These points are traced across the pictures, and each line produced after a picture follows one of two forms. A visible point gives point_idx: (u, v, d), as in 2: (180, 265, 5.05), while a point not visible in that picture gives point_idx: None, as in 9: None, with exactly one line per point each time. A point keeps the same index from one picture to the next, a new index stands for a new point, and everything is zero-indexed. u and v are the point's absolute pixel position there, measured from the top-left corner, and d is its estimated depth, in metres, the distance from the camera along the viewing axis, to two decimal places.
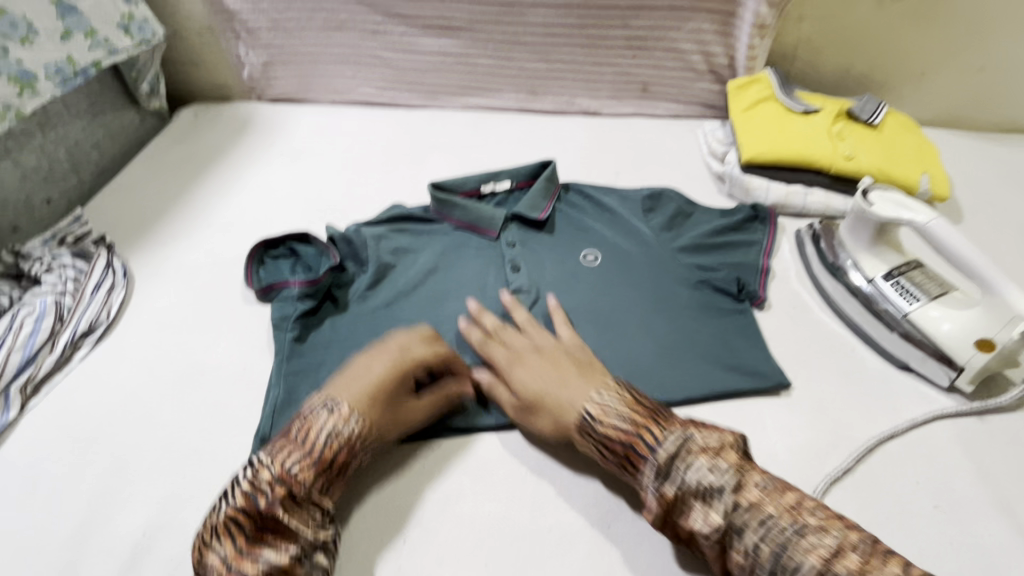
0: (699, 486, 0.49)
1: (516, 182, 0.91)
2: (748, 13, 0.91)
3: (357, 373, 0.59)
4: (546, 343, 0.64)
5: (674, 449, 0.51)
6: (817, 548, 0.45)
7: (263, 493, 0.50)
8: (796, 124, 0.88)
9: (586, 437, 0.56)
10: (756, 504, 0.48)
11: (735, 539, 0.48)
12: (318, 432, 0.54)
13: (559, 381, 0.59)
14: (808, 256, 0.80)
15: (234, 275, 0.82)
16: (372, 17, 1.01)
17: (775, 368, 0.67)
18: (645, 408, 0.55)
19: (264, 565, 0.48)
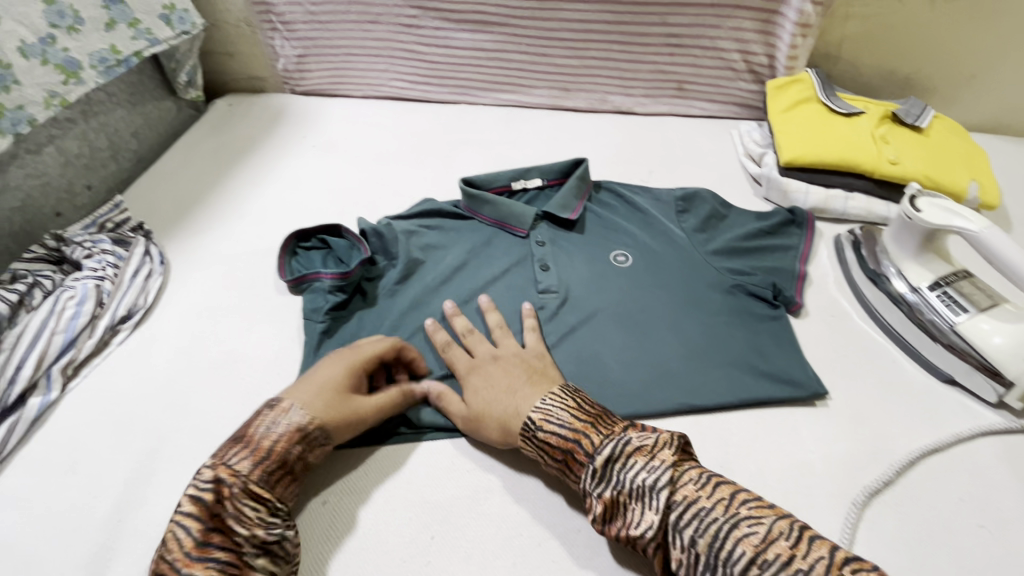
0: (637, 487, 0.50)
1: (547, 180, 0.90)
2: (792, 11, 0.88)
3: (302, 377, 0.61)
4: (501, 351, 0.66)
5: (611, 452, 0.52)
6: (748, 538, 0.45)
7: (212, 492, 0.50)
8: (838, 126, 0.86)
9: (529, 444, 0.57)
10: (690, 498, 0.48)
11: (672, 537, 0.48)
12: (269, 429, 0.55)
13: (507, 390, 0.61)
14: (848, 263, 0.78)
15: (267, 265, 0.83)
16: (407, 10, 1.00)
17: (813, 377, 0.65)
18: (589, 411, 0.56)
19: (214, 565, 0.46)
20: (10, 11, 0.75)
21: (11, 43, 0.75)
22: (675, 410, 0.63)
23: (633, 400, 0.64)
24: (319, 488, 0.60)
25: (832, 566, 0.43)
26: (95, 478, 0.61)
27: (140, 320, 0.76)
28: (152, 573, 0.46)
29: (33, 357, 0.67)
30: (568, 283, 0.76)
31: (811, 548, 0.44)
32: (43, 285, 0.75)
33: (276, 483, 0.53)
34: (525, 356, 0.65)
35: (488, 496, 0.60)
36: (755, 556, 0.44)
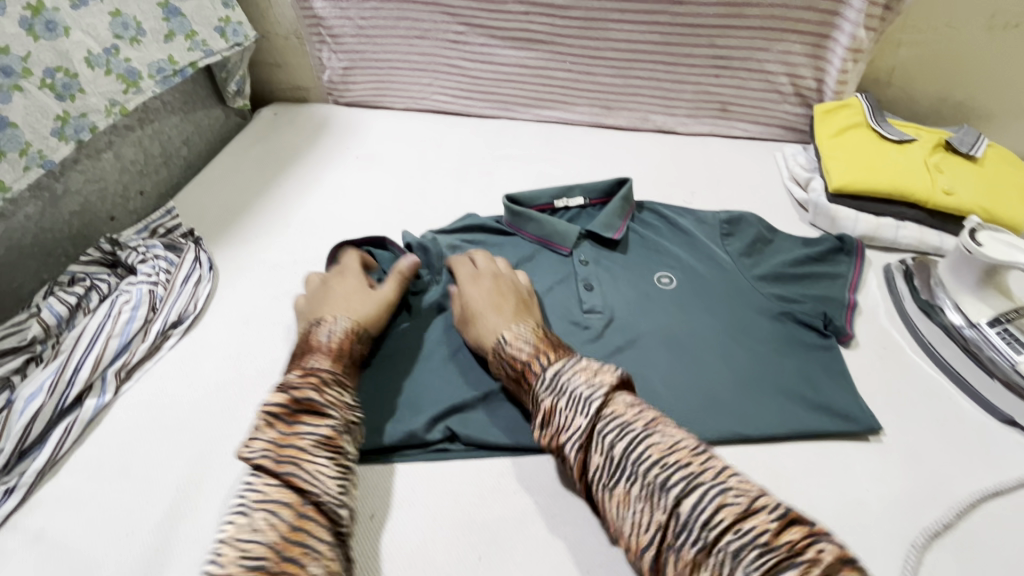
0: (574, 395, 0.53)
1: (589, 199, 0.90)
2: (844, 35, 0.87)
3: (330, 299, 0.70)
4: (502, 274, 0.72)
5: (561, 366, 0.56)
6: (661, 451, 0.48)
7: (292, 386, 0.57)
8: (890, 154, 0.85)
9: (496, 357, 0.62)
10: (619, 412, 0.51)
11: (593, 442, 0.50)
12: (320, 335, 0.64)
13: (494, 306, 0.67)
14: (899, 293, 0.77)
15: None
16: (454, 27, 1.02)
17: (866, 412, 0.64)
18: (553, 341, 0.61)
19: (312, 436, 0.53)
20: (80, 23, 0.77)
21: (78, 53, 0.77)
22: (724, 439, 0.62)
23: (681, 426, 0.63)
24: (366, 501, 0.60)
25: (723, 474, 0.45)
26: (147, 481, 0.62)
27: (190, 325, 0.77)
28: (249, 449, 0.52)
29: (90, 359, 0.69)
30: (612, 304, 0.76)
31: (711, 461, 0.47)
32: (100, 288, 0.77)
33: (347, 379, 0.62)
34: (517, 285, 0.71)
35: (535, 518, 0.59)
36: (660, 461, 0.47)
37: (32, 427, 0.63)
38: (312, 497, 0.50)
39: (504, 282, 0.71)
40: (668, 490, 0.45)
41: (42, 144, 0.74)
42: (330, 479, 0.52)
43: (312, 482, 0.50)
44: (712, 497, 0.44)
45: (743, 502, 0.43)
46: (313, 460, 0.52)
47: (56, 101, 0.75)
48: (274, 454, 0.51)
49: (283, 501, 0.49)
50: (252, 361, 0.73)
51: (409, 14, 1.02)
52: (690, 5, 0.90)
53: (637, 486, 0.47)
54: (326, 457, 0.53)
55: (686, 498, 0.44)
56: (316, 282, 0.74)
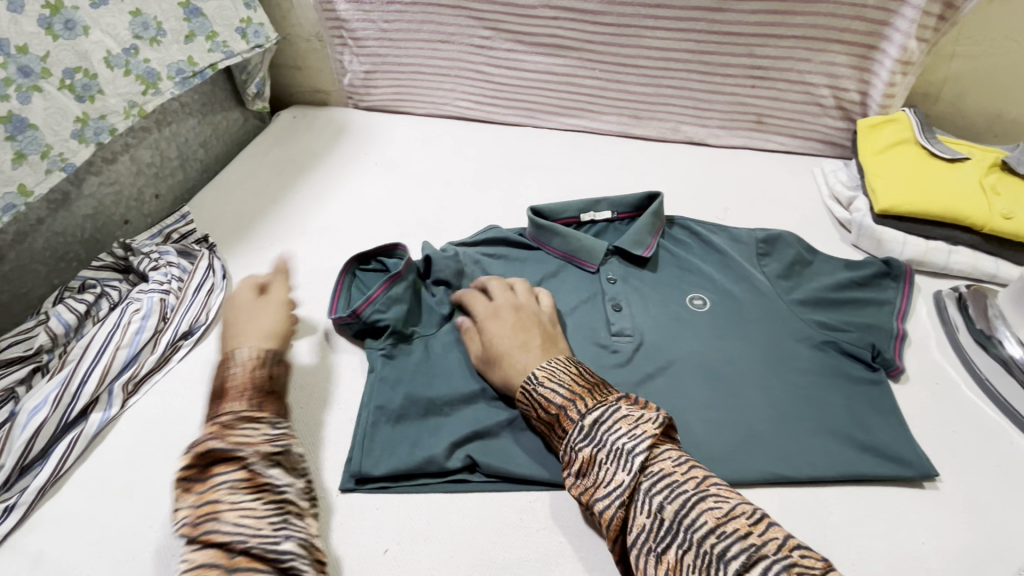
0: (616, 449, 0.50)
1: (617, 213, 0.85)
2: (893, 47, 0.82)
3: (244, 322, 0.66)
4: (522, 305, 0.68)
5: (600, 414, 0.52)
6: (713, 511, 0.45)
7: (198, 439, 0.52)
8: (941, 173, 0.79)
9: (526, 398, 0.58)
10: (665, 470, 0.48)
11: (638, 501, 0.48)
12: (228, 376, 0.59)
13: (521, 345, 0.63)
14: (952, 323, 0.72)
15: (328, 286, 0.81)
16: (480, 31, 0.99)
17: (920, 456, 0.60)
18: (586, 379, 0.57)
19: (222, 484, 0.49)
20: (99, 22, 0.75)
21: (97, 53, 0.75)
22: (765, 479, 0.58)
23: (718, 463, 0.59)
24: (380, 534, 0.57)
25: (785, 547, 0.42)
26: (151, 503, 0.59)
27: (201, 336, 0.74)
28: (173, 521, 0.48)
29: (97, 370, 0.66)
30: (642, 326, 0.71)
31: (769, 530, 0.43)
32: (110, 296, 0.75)
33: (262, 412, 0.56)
34: (539, 316, 0.67)
35: (560, 558, 0.55)
36: (714, 527, 0.44)
37: (34, 442, 0.61)
38: (239, 547, 0.46)
39: (525, 313, 0.67)
40: (725, 562, 0.42)
41: (62, 147, 0.72)
42: (256, 523, 0.47)
43: (230, 531, 0.46)
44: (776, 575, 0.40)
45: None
46: (229, 508, 0.47)
47: (76, 102, 0.73)
48: (192, 519, 0.47)
49: (209, 563, 0.45)
50: None
51: (434, 18, 0.99)
52: (729, 11, 0.86)
53: (688, 554, 0.44)
54: (247, 499, 0.48)
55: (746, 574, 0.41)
56: (240, 301, 0.69)
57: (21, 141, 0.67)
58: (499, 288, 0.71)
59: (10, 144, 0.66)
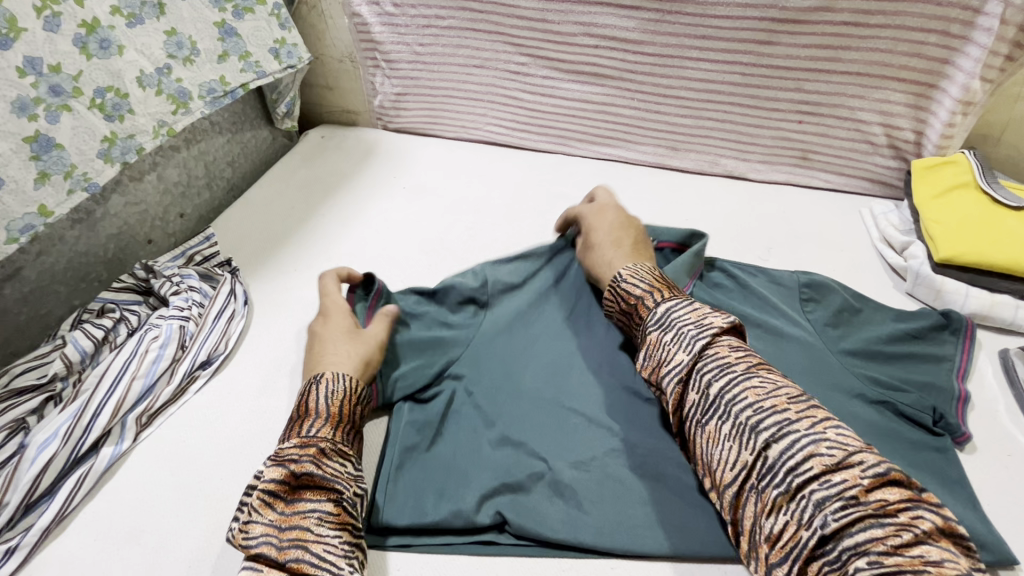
0: (682, 331, 0.53)
1: (658, 242, 0.81)
2: (955, 86, 0.78)
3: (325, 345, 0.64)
4: (621, 213, 0.75)
5: (675, 304, 0.57)
6: (756, 388, 0.47)
7: (288, 459, 0.52)
8: (1006, 222, 0.74)
9: (610, 291, 0.65)
10: (721, 354, 0.50)
11: (691, 379, 0.51)
12: (315, 399, 0.58)
13: (615, 246, 0.71)
14: (1022, 385, 0.66)
15: None
16: (516, 58, 0.96)
17: (996, 537, 0.53)
18: (669, 283, 0.62)
19: (313, 514, 0.50)
20: (134, 41, 0.74)
21: (130, 73, 0.74)
22: None
23: None
24: None
25: (819, 423, 0.43)
26: (159, 552, 0.55)
27: (219, 366, 0.71)
28: (247, 536, 0.48)
29: (110, 403, 0.63)
30: None
31: (809, 410, 0.44)
32: (129, 321, 0.73)
33: (350, 444, 0.57)
34: (637, 223, 0.75)
35: None
36: (753, 402, 0.46)
37: (41, 478, 0.58)
38: None
39: (624, 220, 0.74)
40: (756, 431, 0.44)
41: (87, 166, 0.70)
42: (338, 561, 0.48)
43: (318, 565, 0.47)
44: (802, 446, 0.42)
45: (838, 455, 0.41)
46: (317, 542, 0.48)
47: (105, 122, 0.71)
48: (276, 539, 0.48)
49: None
50: (281, 414, 0.66)
51: (470, 43, 0.97)
52: (778, 45, 0.82)
53: (727, 425, 0.47)
54: (331, 535, 0.49)
55: (774, 444, 0.43)
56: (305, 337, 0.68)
57: (47, 161, 0.66)
58: (604, 196, 0.79)
59: (34, 164, 0.64)
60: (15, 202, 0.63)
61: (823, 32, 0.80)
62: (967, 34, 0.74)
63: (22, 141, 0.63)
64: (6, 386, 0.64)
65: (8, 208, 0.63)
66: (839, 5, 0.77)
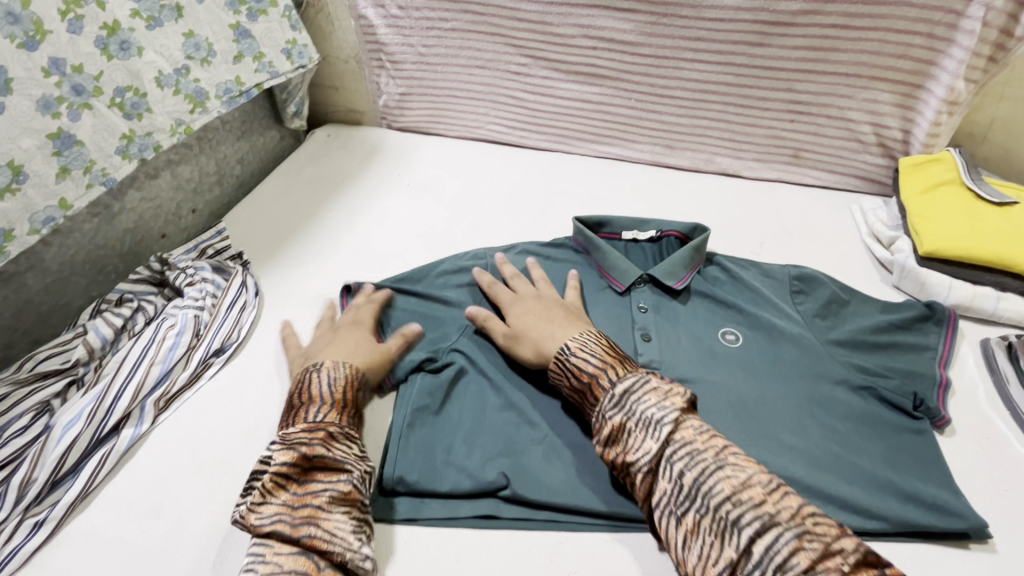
0: (646, 417, 0.54)
1: (664, 232, 0.85)
2: (940, 86, 0.81)
3: (336, 342, 0.70)
4: (546, 294, 0.75)
5: (631, 384, 0.56)
6: (730, 478, 0.49)
7: (299, 443, 0.56)
8: (989, 217, 0.77)
9: (559, 367, 0.62)
10: (688, 439, 0.52)
11: (661, 467, 0.52)
12: (317, 384, 0.62)
13: (549, 322, 0.69)
14: (1002, 375, 0.69)
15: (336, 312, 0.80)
16: (518, 58, 0.99)
17: (971, 510, 0.56)
18: (617, 353, 0.61)
19: (322, 494, 0.53)
20: (153, 43, 0.77)
21: (149, 73, 0.77)
22: None
23: None
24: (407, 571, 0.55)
25: (798, 515, 0.46)
26: (179, 525, 0.59)
27: (232, 354, 0.74)
28: (259, 516, 0.52)
29: (130, 387, 0.66)
30: (669, 359, 0.70)
31: (784, 499, 0.47)
32: (146, 310, 0.76)
33: (354, 427, 0.61)
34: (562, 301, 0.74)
35: None
36: (731, 494, 0.48)
37: (67, 456, 0.61)
38: (337, 557, 0.50)
39: (548, 298, 0.74)
40: (738, 526, 0.46)
41: (106, 163, 0.73)
42: (349, 535, 0.52)
43: (332, 539, 0.51)
44: (786, 541, 0.45)
45: (819, 547, 0.44)
46: (330, 518, 0.52)
47: (124, 120, 0.75)
48: (289, 517, 0.51)
49: (298, 570, 0.49)
50: None
51: (473, 45, 1.00)
52: (770, 46, 0.85)
53: (705, 518, 0.48)
54: (342, 513, 0.53)
55: (758, 539, 0.45)
56: (321, 330, 0.74)
57: (67, 157, 0.69)
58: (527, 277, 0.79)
59: (57, 159, 0.67)
60: (38, 195, 0.66)
61: (813, 34, 0.83)
62: (951, 36, 0.77)
63: (45, 138, 0.66)
64: (30, 370, 0.67)
65: (31, 201, 0.66)
66: (827, 9, 0.80)
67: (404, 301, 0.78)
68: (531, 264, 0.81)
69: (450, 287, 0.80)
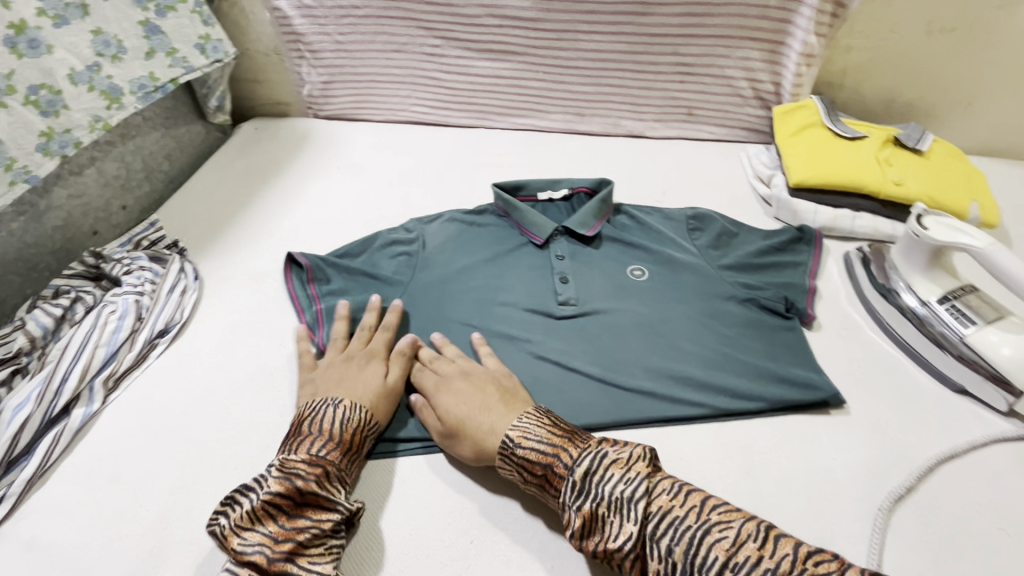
0: (616, 499, 0.51)
1: (574, 189, 0.94)
2: (797, 42, 0.93)
3: (354, 378, 0.67)
4: (471, 368, 0.68)
5: (590, 464, 0.53)
6: (720, 541, 0.47)
7: (296, 474, 0.56)
8: (844, 150, 0.90)
9: (507, 463, 0.58)
10: (665, 508, 0.50)
11: (648, 547, 0.49)
12: (330, 421, 0.61)
13: (482, 407, 0.63)
14: (858, 278, 0.81)
15: (280, 286, 0.85)
16: (431, 40, 1.05)
17: (829, 384, 0.68)
18: (562, 428, 0.59)
19: (307, 531, 0.53)
20: (62, 41, 0.79)
21: (61, 70, 0.79)
22: (698, 409, 0.67)
23: (652, 406, 0.67)
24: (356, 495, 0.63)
25: (799, 564, 0.44)
26: (140, 486, 0.63)
27: (176, 333, 0.78)
28: (243, 541, 0.53)
29: (77, 369, 0.69)
30: (585, 295, 0.79)
31: (778, 547, 0.46)
32: (85, 300, 0.78)
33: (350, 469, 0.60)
34: (494, 377, 0.67)
35: (524, 499, 0.62)
36: (726, 560, 0.46)
37: (19, 437, 0.64)
38: None
39: (472, 373, 0.67)
40: None
41: (27, 160, 0.75)
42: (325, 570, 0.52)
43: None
44: None
45: None
46: (307, 558, 0.52)
47: (40, 117, 0.76)
48: (269, 550, 0.52)
49: None
50: (241, 368, 0.74)
51: (387, 30, 1.05)
52: (653, 15, 0.95)
53: None
54: (317, 552, 0.53)
55: None
56: (339, 360, 0.70)
57: None
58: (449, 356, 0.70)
59: None
60: None
61: (687, 3, 0.93)
62: None
63: None
64: None
65: None
66: None
67: (342, 274, 0.83)
68: (440, 343, 0.72)
69: (386, 256, 0.86)
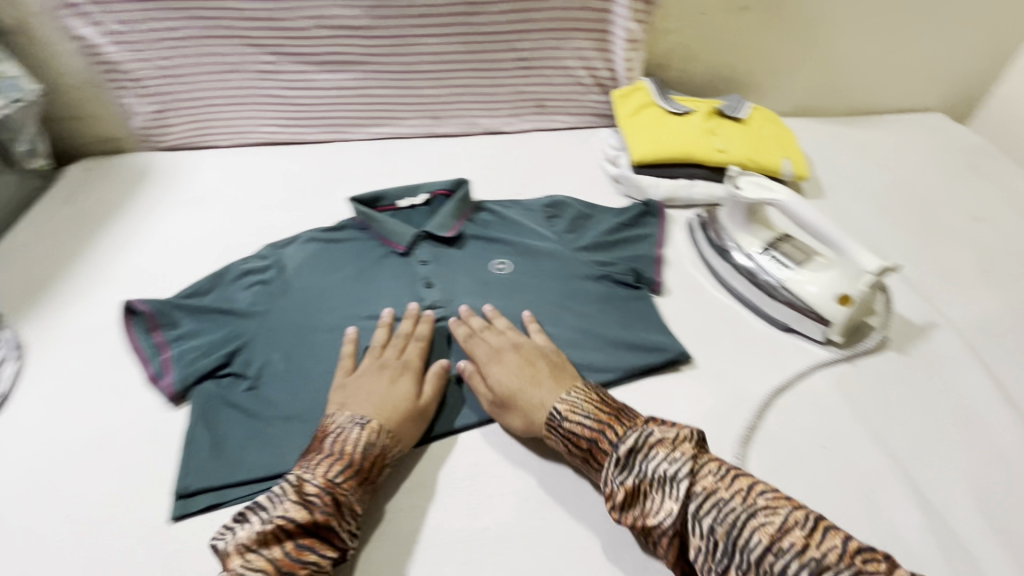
0: (658, 476, 0.52)
1: (432, 192, 0.94)
2: (619, 29, 1.00)
3: (384, 392, 0.64)
4: (522, 342, 0.69)
5: (635, 441, 0.54)
6: (765, 526, 0.47)
7: (315, 503, 0.52)
8: (675, 125, 0.97)
9: (554, 434, 0.60)
10: (710, 489, 0.50)
11: (690, 525, 0.50)
12: (348, 441, 0.58)
13: (530, 382, 0.65)
14: (698, 242, 0.88)
15: (119, 339, 0.78)
16: (265, 57, 1.01)
17: (677, 344, 0.73)
18: (608, 406, 0.60)
19: (309, 568, 0.50)
20: None
21: None
22: None
23: None
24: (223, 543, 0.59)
25: (847, 557, 0.44)
26: None
27: None
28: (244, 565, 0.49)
29: None
30: (450, 296, 0.80)
31: (826, 540, 0.46)
32: None
33: (361, 499, 0.57)
34: (543, 352, 0.68)
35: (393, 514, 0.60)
36: (769, 544, 0.45)
37: None
38: None
39: (521, 349, 0.68)
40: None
41: None
42: None
43: None
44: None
45: None
46: None
47: None
48: None
49: None
50: (76, 437, 0.67)
51: (215, 50, 0.99)
52: (484, 14, 0.98)
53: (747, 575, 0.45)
54: None
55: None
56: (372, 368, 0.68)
57: None
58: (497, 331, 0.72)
59: None
60: None
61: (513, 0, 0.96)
62: None
63: None
64: None
65: None
66: None
67: (193, 315, 0.76)
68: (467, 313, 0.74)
69: (241, 287, 0.80)
